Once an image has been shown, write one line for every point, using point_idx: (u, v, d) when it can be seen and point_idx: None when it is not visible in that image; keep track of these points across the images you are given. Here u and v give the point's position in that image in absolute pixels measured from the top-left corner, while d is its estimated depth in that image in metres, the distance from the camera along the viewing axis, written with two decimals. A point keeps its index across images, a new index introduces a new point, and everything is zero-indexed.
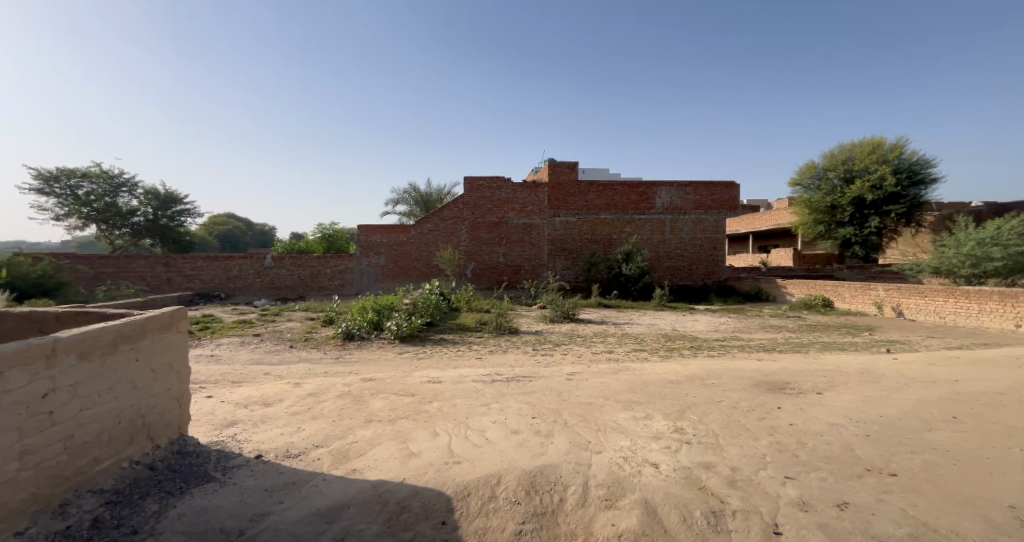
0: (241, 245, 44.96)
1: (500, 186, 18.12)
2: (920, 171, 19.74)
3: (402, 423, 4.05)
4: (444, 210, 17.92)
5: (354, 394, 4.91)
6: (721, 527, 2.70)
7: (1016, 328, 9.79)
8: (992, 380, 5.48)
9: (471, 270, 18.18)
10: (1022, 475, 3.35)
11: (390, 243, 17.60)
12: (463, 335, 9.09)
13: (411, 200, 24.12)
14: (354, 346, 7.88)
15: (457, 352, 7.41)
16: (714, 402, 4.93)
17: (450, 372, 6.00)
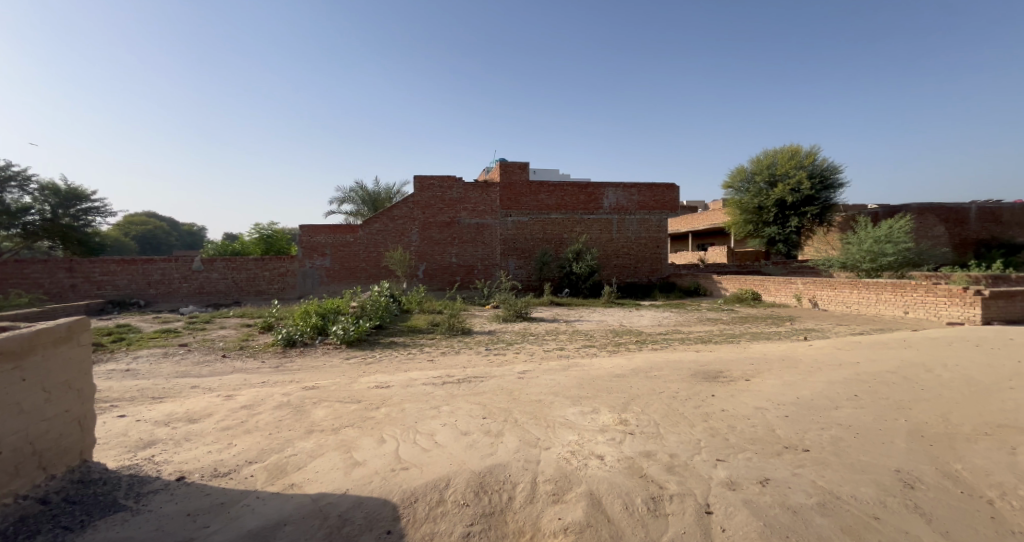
0: (164, 247, 41.67)
1: (452, 186, 17.96)
2: (831, 176, 21.75)
3: (347, 431, 3.94)
4: (393, 210, 17.51)
5: (295, 404, 4.71)
6: (659, 511, 2.85)
7: (905, 314, 11.02)
8: (889, 360, 6.16)
9: (423, 271, 17.90)
10: (910, 442, 3.79)
11: (335, 244, 16.97)
12: (413, 338, 8.92)
13: (358, 199, 23.37)
14: (297, 353, 7.53)
15: (408, 356, 7.28)
16: (655, 393, 5.19)
17: (399, 375, 5.89)
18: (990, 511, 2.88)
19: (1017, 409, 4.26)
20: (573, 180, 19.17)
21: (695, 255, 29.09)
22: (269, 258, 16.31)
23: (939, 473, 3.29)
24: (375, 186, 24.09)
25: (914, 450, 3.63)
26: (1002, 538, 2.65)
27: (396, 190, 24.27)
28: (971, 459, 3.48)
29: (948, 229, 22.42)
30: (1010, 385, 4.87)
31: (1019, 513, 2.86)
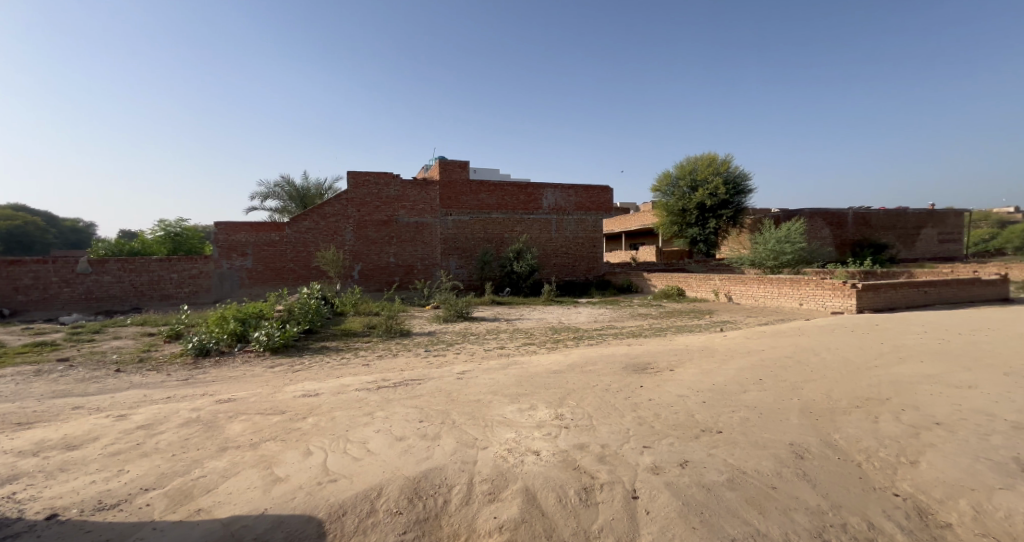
0: (38, 245, 36.83)
1: (388, 183, 17.51)
2: (743, 182, 23.76)
3: (267, 446, 3.78)
4: (323, 207, 16.78)
5: (206, 420, 4.43)
6: (591, 501, 3.01)
7: (800, 305, 12.31)
8: (790, 347, 6.88)
9: (358, 271, 17.30)
10: (802, 418, 4.29)
11: (256, 243, 15.97)
12: (347, 342, 8.63)
13: (284, 195, 22.11)
14: (211, 364, 7.00)
15: (341, 361, 7.07)
16: (588, 387, 5.44)
17: (330, 382, 5.70)
18: (860, 473, 3.35)
19: (885, 384, 4.95)
20: (513, 180, 19.46)
21: (627, 254, 30.48)
22: (177, 259, 15.03)
23: (824, 443, 3.77)
24: (305, 181, 22.93)
25: (805, 425, 4.12)
26: (869, 495, 3.08)
27: (327, 187, 23.26)
28: (849, 429, 4.00)
29: (836, 231, 25.30)
30: (880, 364, 5.66)
31: (882, 472, 3.34)
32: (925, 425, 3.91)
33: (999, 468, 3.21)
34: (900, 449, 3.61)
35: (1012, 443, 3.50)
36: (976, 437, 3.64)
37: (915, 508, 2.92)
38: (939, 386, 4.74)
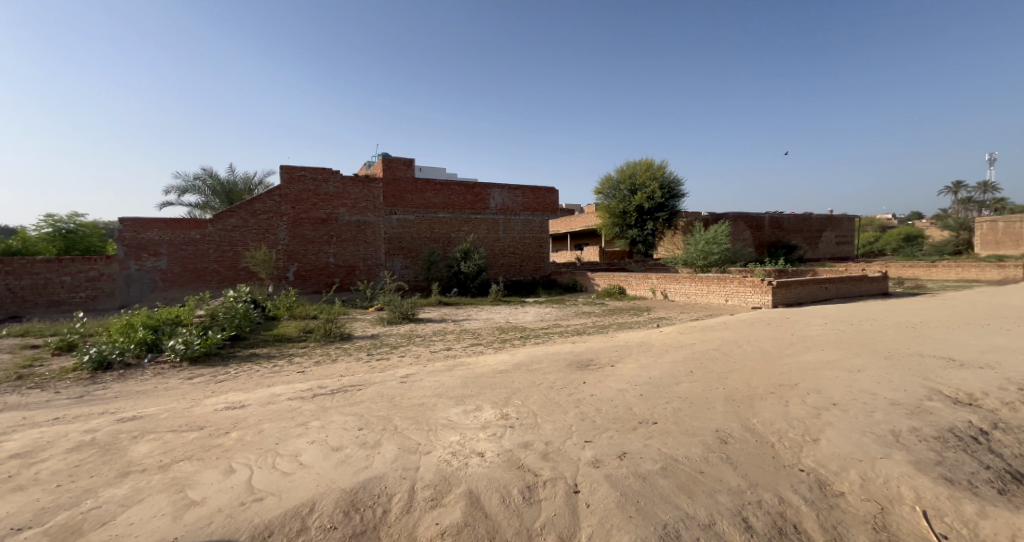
0: None
1: (327, 178, 16.92)
2: (677, 186, 25.16)
3: (180, 467, 3.41)
4: (253, 204, 15.91)
5: (103, 443, 3.97)
6: (533, 499, 3.07)
7: (725, 301, 13.22)
8: (718, 340, 7.40)
9: (294, 272, 16.54)
10: (725, 406, 4.68)
11: (170, 240, 14.84)
12: (281, 348, 8.29)
13: (207, 190, 20.61)
14: (114, 378, 6.44)
15: (274, 369, 6.77)
16: (534, 385, 5.60)
17: (258, 393, 5.42)
18: (773, 452, 3.68)
19: (796, 371, 5.48)
20: (460, 180, 19.47)
21: (572, 254, 31.34)
22: (70, 260, 13.42)
23: (744, 428, 4.11)
24: (231, 176, 21.56)
25: (728, 412, 4.49)
26: (781, 472, 3.39)
27: (256, 181, 22.04)
28: (765, 413, 4.41)
29: (759, 234, 27.41)
30: (791, 352, 6.26)
31: (790, 450, 3.71)
32: (825, 407, 4.39)
33: (883, 441, 3.68)
34: (805, 429, 4.02)
35: (892, 418, 4.03)
36: (866, 413, 4.16)
37: (817, 482, 3.27)
38: (841, 370, 5.32)
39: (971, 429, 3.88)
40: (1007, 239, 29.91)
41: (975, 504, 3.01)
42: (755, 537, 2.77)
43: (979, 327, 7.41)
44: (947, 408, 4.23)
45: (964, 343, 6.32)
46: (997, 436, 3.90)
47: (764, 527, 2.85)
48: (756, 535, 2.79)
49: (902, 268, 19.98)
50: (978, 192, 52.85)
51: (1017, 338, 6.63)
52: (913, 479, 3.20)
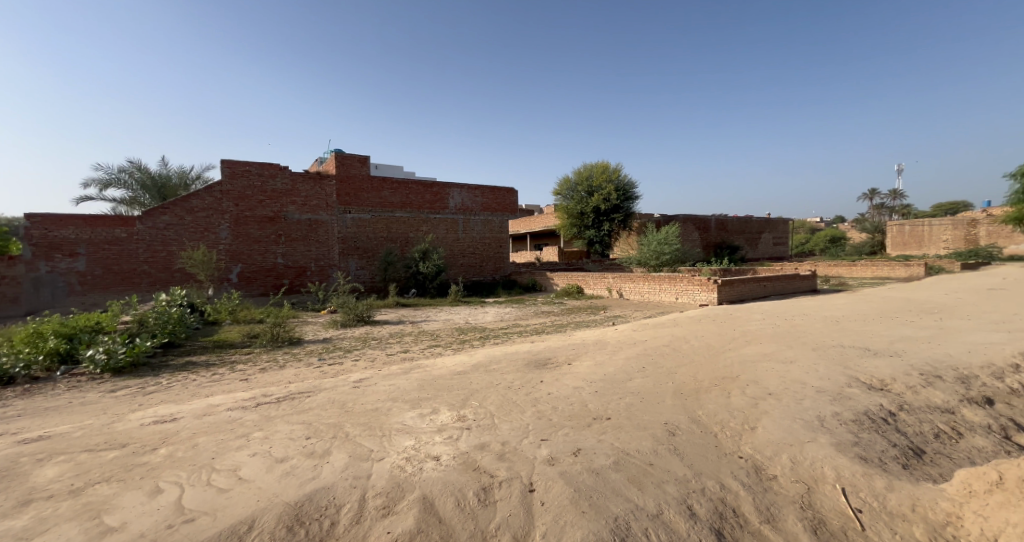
0: None
1: (275, 174, 16.24)
2: (631, 189, 25.97)
3: (95, 491, 3.03)
4: (190, 200, 14.98)
5: (1, 468, 3.52)
6: (489, 500, 3.08)
7: (676, 299, 13.76)
8: (669, 337, 7.69)
9: (237, 273, 15.76)
10: (673, 399, 4.91)
11: (90, 239, 13.80)
12: (221, 355, 7.88)
13: (135, 184, 19.31)
14: (20, 394, 5.85)
15: (214, 378, 6.40)
16: (492, 386, 5.64)
17: (193, 404, 4.89)
18: (716, 442, 3.90)
19: (737, 363, 5.84)
20: (419, 179, 19.32)
21: (531, 254, 31.67)
22: None
23: (691, 420, 4.32)
24: (165, 169, 20.33)
25: (676, 405, 4.71)
26: (722, 460, 3.60)
27: (192, 176, 20.91)
28: (709, 405, 4.65)
29: (707, 235, 28.76)
30: (733, 347, 6.64)
31: (731, 439, 3.94)
32: (762, 396, 4.69)
33: (811, 426, 3.99)
34: (745, 418, 4.28)
35: (818, 404, 4.37)
36: (797, 401, 4.47)
37: (755, 467, 3.50)
38: (777, 362, 5.70)
39: (884, 413, 4.28)
40: (913, 241, 33.57)
41: (885, 479, 3.32)
42: (698, 524, 2.91)
43: (891, 319, 8.14)
44: (864, 393, 4.63)
45: (878, 334, 6.93)
46: (904, 417, 4.31)
47: (706, 513, 3.01)
48: (700, 521, 2.94)
49: (827, 266, 21.60)
50: (889, 199, 58.26)
51: (921, 329, 7.35)
52: (835, 459, 3.50)
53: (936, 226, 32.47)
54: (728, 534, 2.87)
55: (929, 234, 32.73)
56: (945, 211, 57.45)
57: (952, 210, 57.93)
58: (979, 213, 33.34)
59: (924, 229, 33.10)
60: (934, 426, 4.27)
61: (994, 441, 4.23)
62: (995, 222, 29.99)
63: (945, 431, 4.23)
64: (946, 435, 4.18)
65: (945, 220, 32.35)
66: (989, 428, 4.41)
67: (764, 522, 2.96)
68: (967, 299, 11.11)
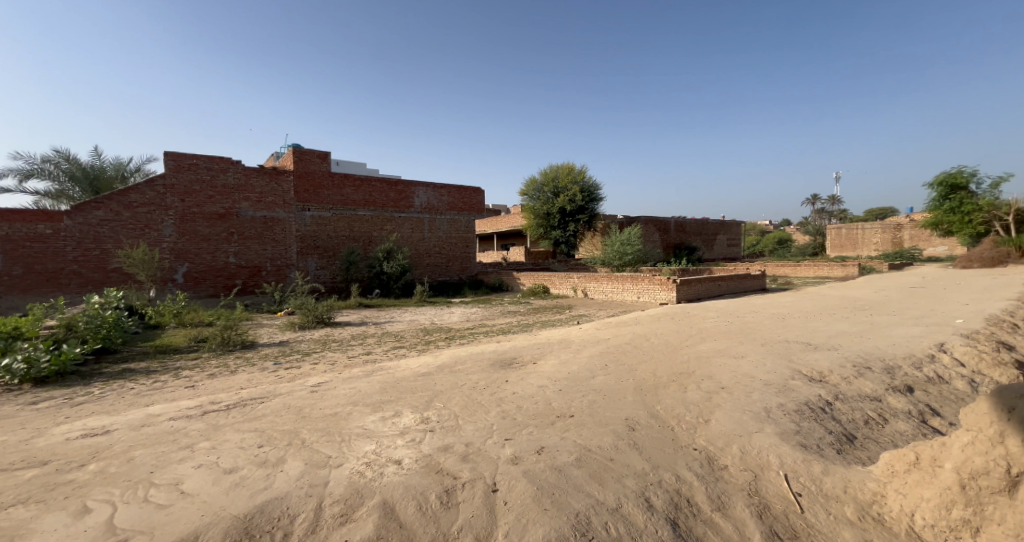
0: None
1: (227, 168, 15.51)
2: (596, 191, 26.44)
3: (10, 515, 2.76)
4: (128, 194, 14.05)
5: None
6: (451, 502, 3.07)
7: (638, 298, 14.08)
8: (631, 335, 7.87)
9: (183, 273, 14.92)
10: (633, 395, 5.04)
11: (10, 235, 12.66)
12: (163, 362, 7.46)
13: (62, 175, 17.97)
14: None
15: (157, 385, 6.05)
16: (456, 387, 5.62)
17: (129, 415, 4.63)
18: (673, 435, 4.02)
19: (694, 359, 6.04)
20: (383, 177, 19.03)
21: (497, 254, 31.74)
22: None
23: (649, 415, 4.45)
24: (98, 161, 19.08)
25: (637, 401, 4.82)
26: (679, 452, 3.72)
27: (128, 169, 19.95)
28: (667, 400, 4.79)
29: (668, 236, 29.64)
30: (691, 343, 6.87)
31: (687, 432, 4.07)
32: (715, 390, 4.88)
33: (759, 417, 4.18)
34: (699, 412, 4.44)
35: (766, 397, 4.59)
36: (746, 394, 4.68)
37: (707, 458, 3.63)
38: (730, 357, 5.94)
39: (825, 403, 4.54)
40: (848, 243, 35.72)
41: (822, 464, 3.51)
42: (655, 515, 2.99)
43: (832, 316, 8.63)
44: (806, 385, 4.89)
45: (821, 330, 7.35)
46: (839, 406, 4.58)
47: (663, 504, 3.10)
48: (656, 513, 3.01)
49: (775, 266, 22.66)
50: (829, 204, 61.81)
51: (856, 324, 7.83)
52: (779, 448, 3.68)
53: (869, 229, 34.65)
54: (683, 523, 2.96)
55: (862, 237, 34.90)
56: (875, 216, 61.70)
57: (882, 216, 62.28)
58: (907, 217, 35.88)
59: (858, 232, 35.25)
60: (865, 413, 4.56)
61: (913, 425, 4.54)
62: (915, 226, 32.27)
63: (873, 417, 4.53)
64: (874, 421, 4.48)
65: (875, 224, 34.55)
66: (910, 414, 4.73)
67: (715, 510, 3.08)
68: (894, 297, 11.92)
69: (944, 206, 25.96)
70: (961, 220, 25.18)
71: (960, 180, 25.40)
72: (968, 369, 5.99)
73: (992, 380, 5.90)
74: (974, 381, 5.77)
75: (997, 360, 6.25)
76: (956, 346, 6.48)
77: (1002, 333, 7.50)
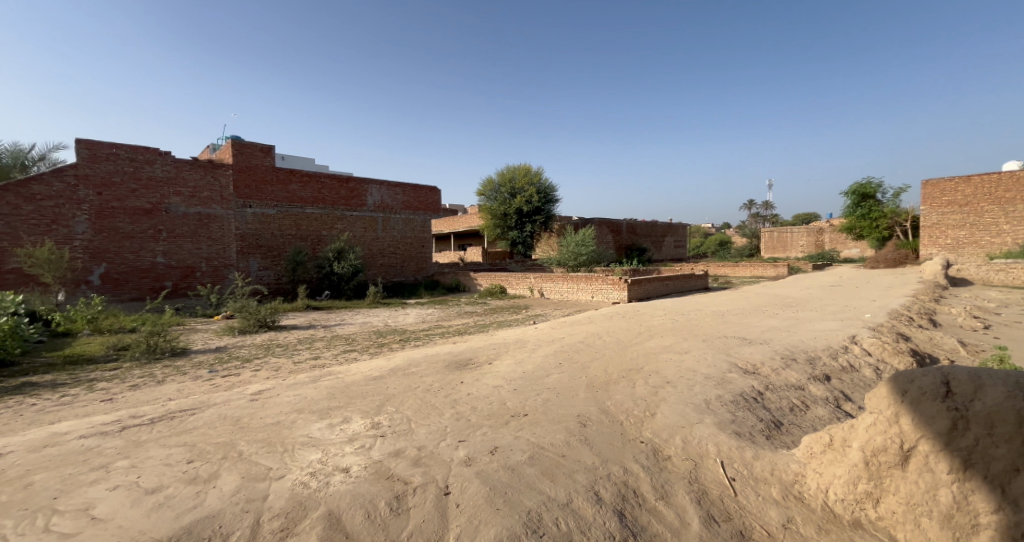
0: None
1: (153, 160, 14.37)
2: (551, 193, 26.79)
3: None
4: (28, 185, 12.43)
5: None
6: (401, 508, 2.97)
7: (591, 297, 14.33)
8: (585, 333, 8.00)
9: (100, 274, 13.48)
10: (585, 392, 5.10)
11: None
12: (76, 373, 6.81)
13: None
14: None
15: (71, 399, 5.52)
16: (409, 390, 5.49)
17: (33, 434, 4.19)
18: (622, 430, 4.08)
19: (642, 355, 6.20)
20: (333, 173, 18.46)
21: (454, 254, 31.54)
22: None
23: (600, 411, 4.50)
24: None
25: (587, 398, 4.88)
26: (627, 446, 3.78)
27: (30, 157, 18.27)
28: (617, 396, 4.88)
29: (620, 238, 30.47)
30: (640, 340, 7.05)
31: (634, 426, 4.15)
32: (661, 385, 5.02)
33: (700, 409, 4.32)
34: (646, 406, 4.54)
35: (706, 389, 4.76)
36: (689, 388, 4.83)
37: (653, 450, 3.71)
38: (676, 352, 6.13)
39: (759, 394, 4.77)
40: (779, 245, 38.19)
41: (753, 449, 3.66)
42: (603, 508, 3.01)
43: (763, 313, 9.16)
44: (741, 377, 5.12)
45: (757, 325, 7.76)
46: (769, 395, 4.82)
47: (611, 497, 3.13)
48: (604, 505, 3.04)
49: (716, 266, 23.80)
50: (763, 209, 65.84)
51: (784, 320, 8.34)
52: (717, 437, 3.81)
53: (796, 232, 37.24)
54: (630, 514, 3.00)
55: (790, 239, 37.46)
56: (803, 221, 66.36)
57: (807, 220, 67.18)
58: (830, 221, 38.80)
59: (787, 235, 37.78)
60: (790, 401, 4.84)
61: (830, 410, 4.88)
62: (835, 230, 34.91)
63: (797, 404, 4.82)
64: (798, 408, 4.76)
65: (801, 228, 37.13)
66: (827, 400, 5.08)
67: (659, 499, 3.14)
68: (818, 294, 12.83)
69: (856, 212, 27.86)
70: (869, 225, 27.50)
71: (868, 189, 27.24)
72: (874, 358, 6.47)
73: (893, 367, 6.40)
74: (879, 368, 6.24)
75: (897, 349, 6.78)
76: (864, 337, 6.99)
77: (901, 326, 8.18)
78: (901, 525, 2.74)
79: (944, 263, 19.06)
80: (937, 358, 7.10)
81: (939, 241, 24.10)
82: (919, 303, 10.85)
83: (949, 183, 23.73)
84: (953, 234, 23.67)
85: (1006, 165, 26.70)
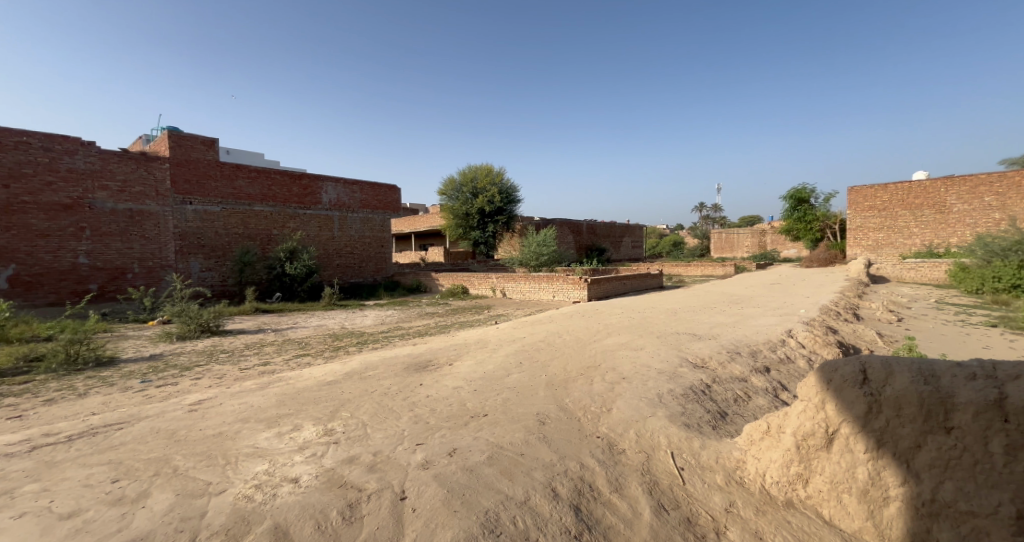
0: None
1: (75, 151, 13.26)
2: (512, 193, 26.82)
3: None
4: None
5: None
6: (354, 516, 2.85)
7: (553, 297, 14.42)
8: (546, 332, 8.02)
9: (9, 275, 12.27)
10: (542, 390, 5.10)
11: None
12: None
13: None
14: None
15: None
16: (366, 394, 5.32)
17: None
18: (581, 427, 4.09)
19: (601, 353, 6.28)
20: (284, 169, 17.79)
21: (415, 255, 31.02)
22: None
23: (559, 409, 4.50)
24: None
25: (547, 396, 4.87)
26: (586, 442, 3.79)
27: None
28: (576, 393, 4.90)
29: (580, 238, 30.91)
30: (599, 338, 7.13)
31: (593, 423, 4.16)
32: (618, 381, 5.08)
33: (653, 403, 4.40)
34: (603, 402, 4.58)
35: (660, 383, 4.86)
36: (643, 383, 4.92)
37: (608, 445, 3.74)
38: (632, 349, 6.24)
39: (709, 387, 4.91)
40: (726, 245, 39.91)
41: (700, 440, 3.74)
42: (560, 504, 3.00)
43: (713, 309, 9.51)
44: (691, 371, 5.26)
45: (707, 321, 8.05)
46: (716, 388, 4.98)
47: (567, 492, 3.12)
48: (561, 501, 3.02)
49: (670, 266, 24.55)
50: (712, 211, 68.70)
51: (729, 316, 8.68)
52: (669, 429, 3.88)
53: (741, 234, 39.07)
54: (585, 508, 3.00)
55: (737, 240, 39.24)
56: (748, 223, 69.64)
57: (752, 222, 70.66)
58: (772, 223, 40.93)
59: (735, 236, 39.55)
60: (734, 392, 5.02)
61: (770, 400, 5.11)
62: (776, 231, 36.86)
63: (741, 395, 5.01)
64: (742, 398, 4.95)
65: (745, 230, 38.92)
66: (768, 390, 5.32)
67: (613, 492, 3.16)
68: (761, 292, 13.48)
69: (793, 215, 29.43)
70: (804, 228, 29.19)
71: (802, 195, 28.84)
72: (808, 350, 6.84)
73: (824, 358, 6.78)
74: (813, 360, 6.61)
75: (827, 341, 7.19)
76: (799, 331, 7.37)
77: (830, 320, 8.70)
78: (827, 502, 2.88)
79: (867, 263, 20.49)
80: (861, 349, 7.59)
81: (861, 242, 25.85)
82: (845, 299, 11.61)
83: (870, 190, 25.47)
84: (875, 235, 25.43)
85: (918, 174, 29.06)
